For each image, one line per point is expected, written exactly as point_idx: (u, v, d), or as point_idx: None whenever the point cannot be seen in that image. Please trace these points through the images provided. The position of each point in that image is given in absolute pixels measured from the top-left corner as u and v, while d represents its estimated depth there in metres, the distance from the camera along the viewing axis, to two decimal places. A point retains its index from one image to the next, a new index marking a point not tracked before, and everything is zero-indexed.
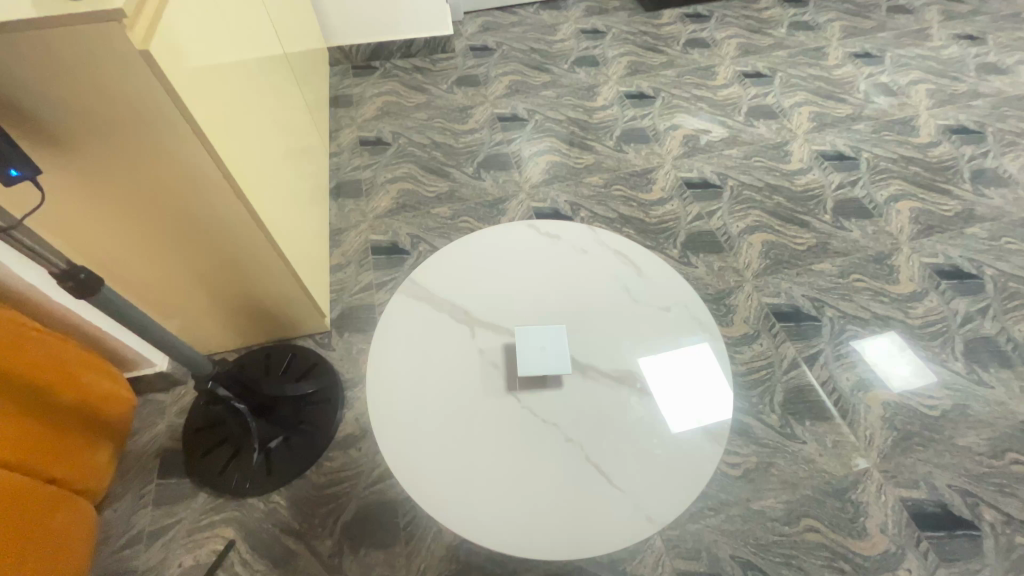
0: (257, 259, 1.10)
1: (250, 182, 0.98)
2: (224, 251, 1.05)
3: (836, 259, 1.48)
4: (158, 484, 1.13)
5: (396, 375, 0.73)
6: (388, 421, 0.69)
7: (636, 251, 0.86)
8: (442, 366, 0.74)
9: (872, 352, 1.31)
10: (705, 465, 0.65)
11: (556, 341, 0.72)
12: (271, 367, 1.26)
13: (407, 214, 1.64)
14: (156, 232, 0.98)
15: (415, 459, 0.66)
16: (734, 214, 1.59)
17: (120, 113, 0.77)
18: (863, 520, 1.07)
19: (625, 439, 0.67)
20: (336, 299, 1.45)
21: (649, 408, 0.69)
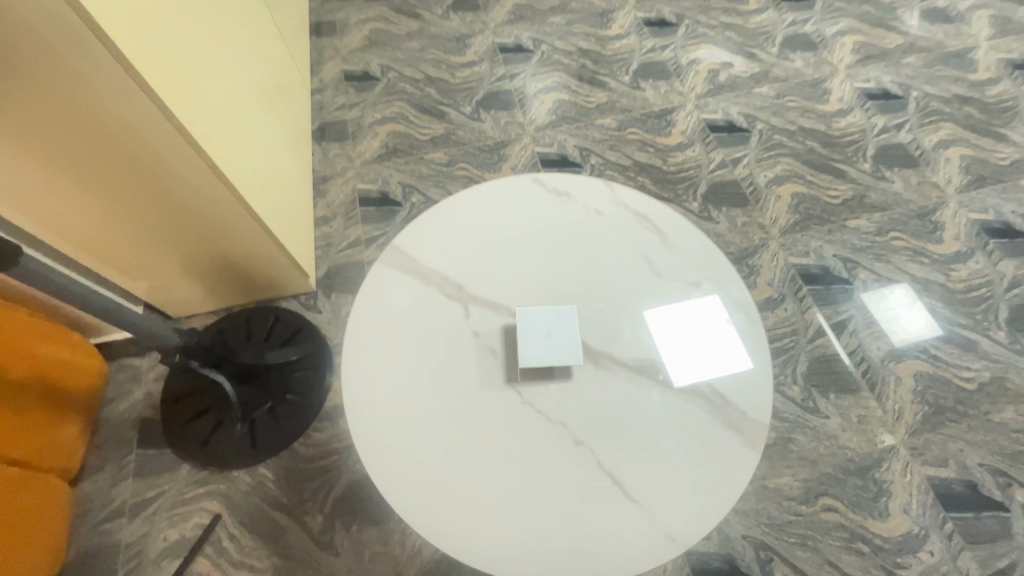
0: (225, 219, 0.97)
1: (207, 127, 0.83)
2: (184, 211, 0.93)
3: (873, 214, 1.33)
4: (138, 456, 1.07)
5: (374, 366, 0.63)
6: (366, 421, 0.60)
7: (660, 213, 0.73)
8: (428, 355, 0.64)
9: (883, 299, 1.22)
10: (740, 474, 0.56)
11: (563, 325, 0.62)
12: (253, 332, 1.17)
13: (398, 160, 1.48)
14: (102, 187, 0.85)
15: (397, 467, 0.58)
16: (762, 162, 1.43)
17: (23, 41, 0.61)
18: (885, 499, 1.01)
19: (645, 444, 0.58)
20: (322, 256, 1.33)
21: (674, 408, 0.60)
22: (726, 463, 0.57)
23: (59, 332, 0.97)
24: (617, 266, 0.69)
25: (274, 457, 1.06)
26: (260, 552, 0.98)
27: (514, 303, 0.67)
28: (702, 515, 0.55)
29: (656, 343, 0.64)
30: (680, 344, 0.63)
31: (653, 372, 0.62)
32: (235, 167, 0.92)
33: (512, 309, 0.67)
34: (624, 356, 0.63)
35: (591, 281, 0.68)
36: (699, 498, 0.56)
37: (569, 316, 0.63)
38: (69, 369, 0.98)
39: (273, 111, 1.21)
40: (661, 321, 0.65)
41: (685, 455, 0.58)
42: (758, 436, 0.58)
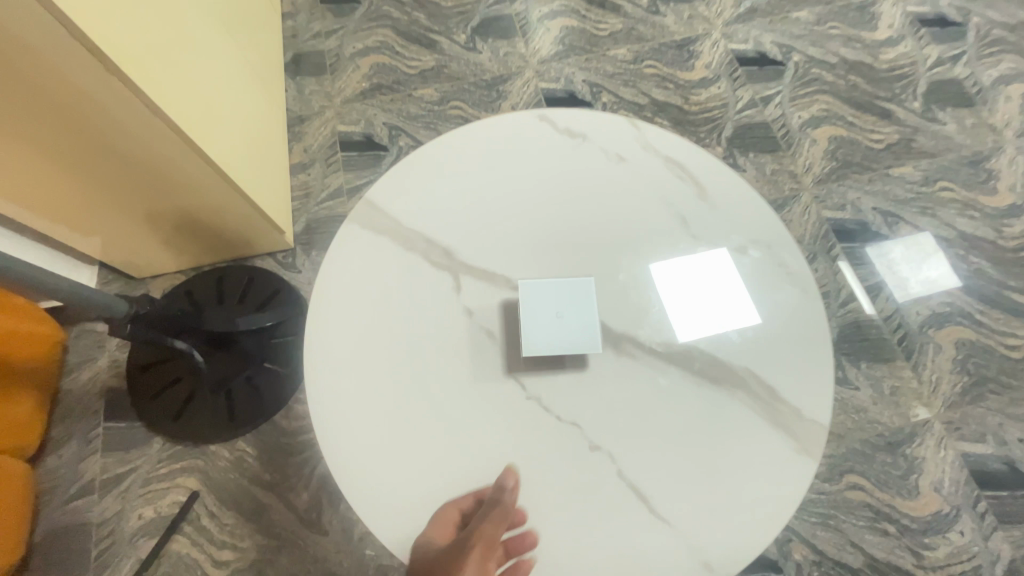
0: (177, 168, 0.84)
1: (134, 49, 0.68)
2: (127, 158, 0.80)
3: (920, 161, 1.18)
4: (106, 429, 0.98)
5: (346, 351, 0.54)
6: (337, 417, 0.52)
7: (696, 168, 0.61)
8: (410, 339, 0.55)
9: (904, 251, 1.10)
10: (791, 481, 0.50)
11: (577, 306, 0.54)
12: (225, 295, 1.05)
13: (383, 97, 1.30)
14: (19, 133, 0.71)
15: (371, 471, 0.51)
16: (797, 101, 1.25)
17: None
18: (916, 477, 0.93)
19: (675, 449, 0.51)
20: (301, 208, 1.19)
21: (708, 408, 0.52)
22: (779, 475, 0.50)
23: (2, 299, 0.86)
24: (638, 231, 0.59)
25: (255, 430, 0.98)
26: (243, 531, 0.91)
27: (514, 271, 0.58)
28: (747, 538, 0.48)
29: (670, 318, 0.55)
30: (692, 299, 0.56)
31: (687, 363, 0.53)
32: (178, 103, 0.77)
33: (513, 280, 0.58)
34: (655, 343, 0.55)
35: (606, 247, 0.58)
36: (742, 515, 0.49)
37: (582, 293, 0.54)
38: (18, 341, 0.88)
39: (236, 40, 1.03)
40: (675, 293, 0.56)
41: (730, 466, 0.50)
42: (816, 442, 0.51)
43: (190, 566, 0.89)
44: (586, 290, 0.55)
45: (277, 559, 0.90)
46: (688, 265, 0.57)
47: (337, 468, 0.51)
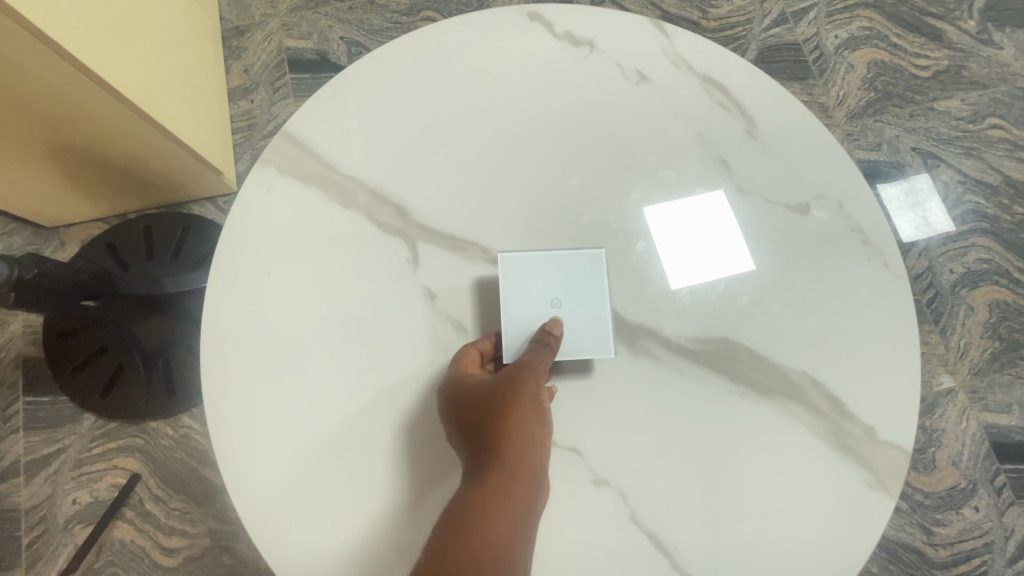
0: (79, 104, 0.67)
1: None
2: (15, 99, 0.62)
3: (970, 92, 1.01)
4: (26, 405, 0.84)
5: (257, 311, 0.46)
6: (232, 380, 0.44)
7: (718, 127, 0.51)
8: (339, 302, 0.46)
9: (932, 195, 0.97)
10: (836, 513, 0.43)
11: (586, 294, 0.46)
12: (156, 248, 0.89)
13: (338, 4, 1.07)
14: None
15: (262, 449, 0.43)
16: (834, 16, 1.06)
17: None
18: (933, 450, 0.86)
19: (698, 477, 0.43)
20: (244, 142, 0.99)
21: (737, 433, 0.45)
22: (833, 510, 0.43)
23: None
24: (627, 192, 0.50)
25: (201, 405, 0.85)
26: (193, 516, 0.82)
27: (473, 226, 0.49)
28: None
29: (663, 261, 0.48)
30: (680, 246, 0.49)
31: (718, 363, 0.46)
32: (50, 6, 0.56)
33: (473, 237, 0.48)
34: (684, 338, 0.47)
35: (586, 202, 0.49)
36: (792, 560, 0.42)
37: (585, 277, 0.47)
38: None
39: None
40: (672, 237, 0.49)
41: (774, 501, 0.43)
42: (890, 471, 0.44)
43: (135, 553, 0.80)
44: (593, 273, 0.47)
45: (232, 545, 0.81)
46: (678, 214, 0.49)
47: (219, 440, 0.43)
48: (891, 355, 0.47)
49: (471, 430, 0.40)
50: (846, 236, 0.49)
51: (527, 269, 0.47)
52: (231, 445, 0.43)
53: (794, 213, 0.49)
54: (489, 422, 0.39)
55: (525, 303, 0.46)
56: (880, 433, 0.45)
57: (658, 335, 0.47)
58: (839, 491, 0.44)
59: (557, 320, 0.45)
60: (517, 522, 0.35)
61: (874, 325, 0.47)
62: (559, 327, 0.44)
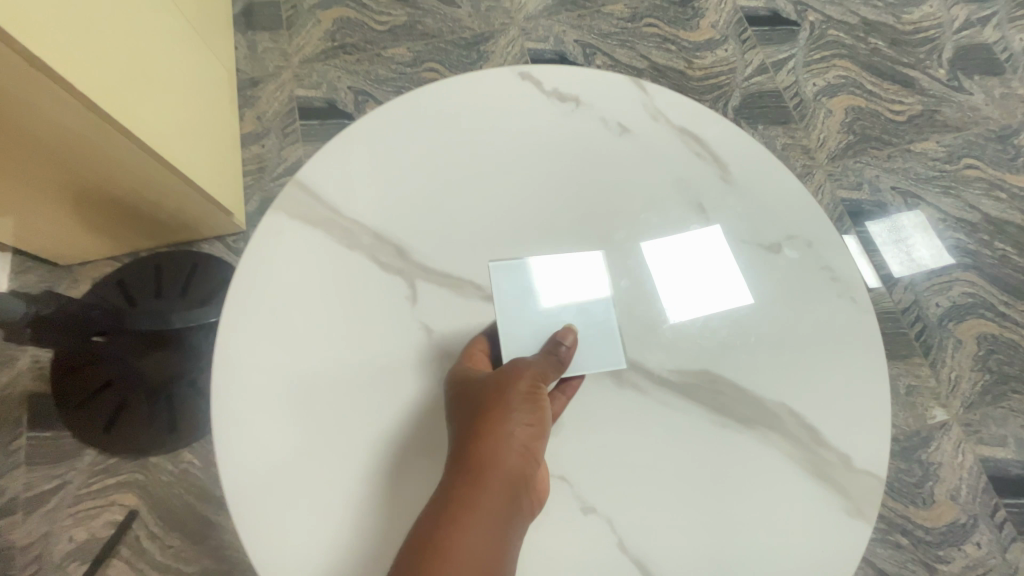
0: (98, 149, 0.72)
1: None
2: (38, 142, 0.67)
3: (944, 134, 1.07)
4: (29, 440, 0.86)
5: (263, 334, 0.48)
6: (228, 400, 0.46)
7: (697, 174, 0.55)
8: (351, 317, 0.49)
9: (918, 230, 1.01)
10: (819, 541, 0.44)
11: (596, 298, 0.50)
12: (164, 285, 0.93)
13: (347, 57, 1.15)
14: None
15: (263, 445, 0.45)
16: (811, 65, 1.13)
17: None
18: (931, 484, 0.86)
19: (681, 505, 0.45)
20: (254, 184, 1.04)
21: (715, 458, 0.46)
22: (815, 539, 0.44)
23: None
24: (614, 234, 0.53)
25: (202, 440, 0.86)
26: (187, 554, 0.81)
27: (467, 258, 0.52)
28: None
29: (658, 294, 0.51)
30: (672, 279, 0.51)
31: (704, 394, 0.48)
32: (74, 59, 0.61)
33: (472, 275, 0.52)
34: (671, 371, 0.49)
35: (574, 242, 0.53)
36: None
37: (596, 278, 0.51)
38: None
39: None
40: (665, 270, 0.52)
41: (757, 530, 0.44)
42: (869, 499, 0.45)
43: None
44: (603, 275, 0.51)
45: None
46: (668, 249, 0.52)
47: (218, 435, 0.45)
48: (870, 388, 0.48)
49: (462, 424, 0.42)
50: (818, 273, 0.52)
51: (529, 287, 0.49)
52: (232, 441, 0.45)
53: (771, 252, 0.52)
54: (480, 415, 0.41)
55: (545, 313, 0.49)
56: (861, 461, 0.46)
57: (643, 369, 0.49)
58: (820, 517, 0.45)
59: (570, 329, 0.47)
60: (491, 533, 0.35)
61: (854, 357, 0.49)
62: (571, 337, 0.46)
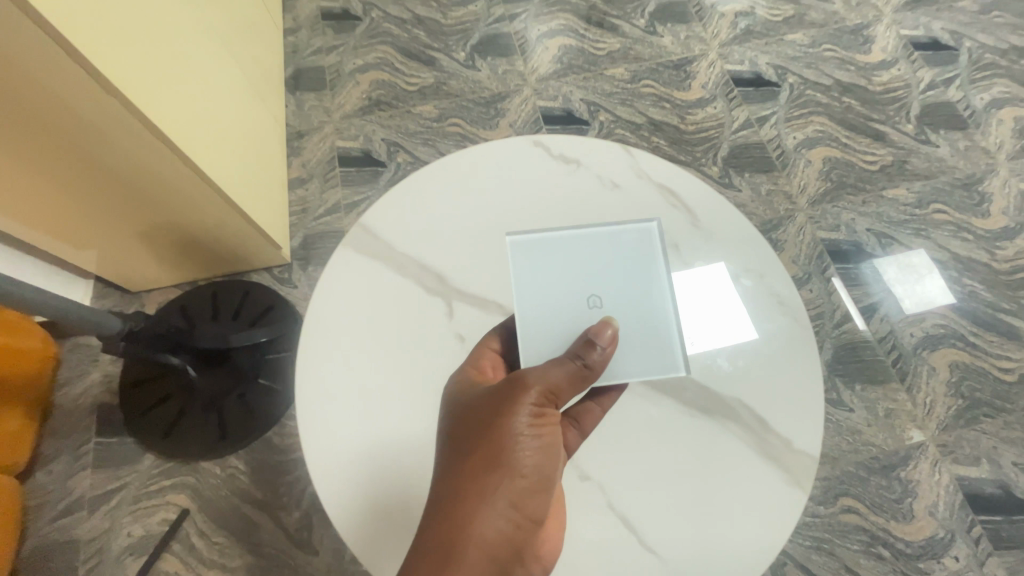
0: (187, 198, 0.87)
1: (150, 87, 0.71)
2: (142, 189, 0.83)
3: (914, 182, 1.19)
4: (97, 445, 0.97)
5: (335, 343, 0.60)
6: (310, 393, 0.58)
7: (673, 220, 0.67)
8: (404, 333, 0.61)
9: (899, 272, 1.11)
10: (775, 507, 0.54)
11: (647, 276, 0.54)
12: (220, 310, 1.05)
13: (381, 113, 1.32)
14: (48, 168, 0.75)
15: (335, 430, 0.57)
16: (791, 121, 1.27)
17: None
18: (910, 501, 0.93)
19: (664, 474, 0.55)
20: (298, 223, 1.19)
21: (695, 437, 0.56)
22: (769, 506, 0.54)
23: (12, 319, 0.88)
24: None
25: (247, 447, 0.97)
26: (232, 550, 0.91)
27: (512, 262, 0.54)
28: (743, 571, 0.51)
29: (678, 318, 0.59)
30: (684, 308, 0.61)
31: (681, 396, 0.58)
32: (181, 129, 0.78)
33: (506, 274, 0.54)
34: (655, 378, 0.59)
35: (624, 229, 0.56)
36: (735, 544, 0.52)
37: (646, 255, 0.54)
38: (17, 357, 0.88)
39: (232, 49, 1.03)
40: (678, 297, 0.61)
41: (723, 495, 0.54)
42: (807, 474, 0.55)
43: None
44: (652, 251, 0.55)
45: None
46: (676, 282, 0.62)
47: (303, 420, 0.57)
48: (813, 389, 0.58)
49: (461, 468, 0.45)
50: (771, 299, 0.62)
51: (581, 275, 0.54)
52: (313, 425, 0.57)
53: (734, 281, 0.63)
54: (481, 467, 0.44)
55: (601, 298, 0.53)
56: (805, 448, 0.56)
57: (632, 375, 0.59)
58: (768, 486, 0.54)
59: (609, 324, 0.49)
60: None
61: (808, 369, 0.59)
62: (608, 331, 0.49)
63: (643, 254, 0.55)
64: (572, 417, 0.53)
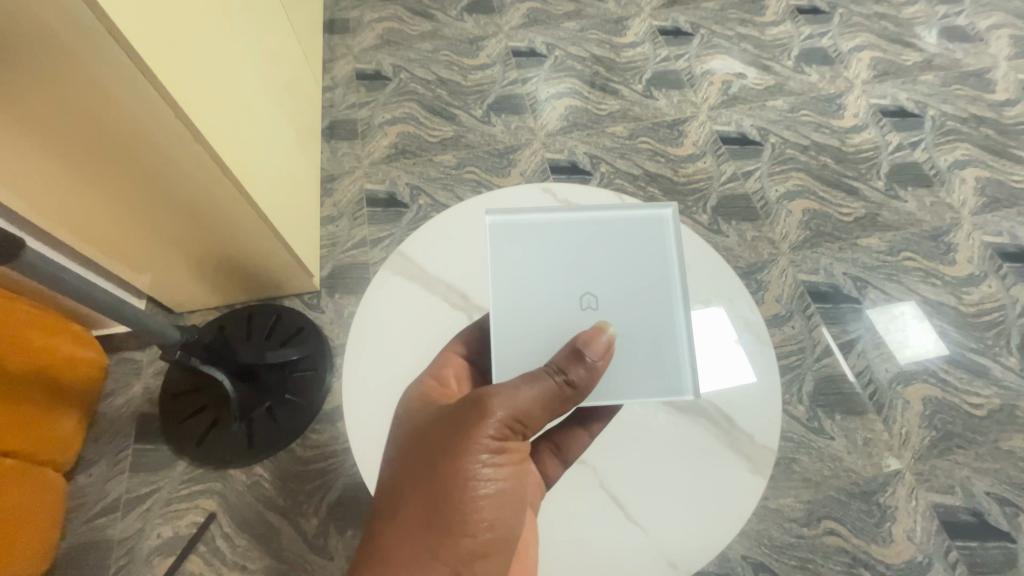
0: (241, 230, 1.00)
1: (228, 140, 0.85)
2: (204, 222, 0.95)
3: (885, 233, 1.31)
4: (135, 451, 1.06)
5: (377, 354, 0.72)
6: (357, 396, 0.69)
7: None
8: (434, 345, 0.73)
9: (889, 322, 1.20)
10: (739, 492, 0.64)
11: (654, 255, 0.57)
12: (254, 332, 1.16)
13: (406, 161, 1.47)
14: (130, 200, 0.87)
15: (377, 426, 0.68)
16: (773, 176, 1.41)
17: (62, 66, 0.64)
18: (889, 525, 0.99)
19: (648, 463, 0.66)
20: (328, 255, 1.32)
21: (677, 430, 0.68)
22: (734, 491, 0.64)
23: (79, 331, 1.00)
24: None
25: (271, 457, 1.05)
26: (254, 553, 0.98)
27: (530, 241, 0.58)
28: (710, 541, 0.62)
29: None
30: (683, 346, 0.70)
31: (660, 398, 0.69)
32: (247, 172, 0.91)
33: (521, 248, 0.57)
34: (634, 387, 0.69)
35: (628, 210, 0.58)
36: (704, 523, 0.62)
37: (658, 241, 0.58)
38: (79, 364, 0.98)
39: (282, 104, 1.18)
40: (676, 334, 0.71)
41: (698, 482, 0.65)
42: (766, 463, 0.65)
43: None
44: (665, 236, 0.58)
45: None
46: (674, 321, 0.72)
47: (351, 418, 0.68)
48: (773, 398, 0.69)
49: (425, 498, 0.49)
50: (739, 321, 0.72)
51: (589, 262, 0.58)
52: (359, 422, 0.68)
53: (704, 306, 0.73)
54: (445, 501, 0.48)
55: (613, 279, 0.57)
56: (764, 443, 0.66)
57: None
58: (735, 476, 0.65)
59: (603, 330, 0.53)
60: None
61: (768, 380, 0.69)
62: (603, 334, 0.52)
63: (648, 229, 0.58)
64: (555, 445, 0.62)
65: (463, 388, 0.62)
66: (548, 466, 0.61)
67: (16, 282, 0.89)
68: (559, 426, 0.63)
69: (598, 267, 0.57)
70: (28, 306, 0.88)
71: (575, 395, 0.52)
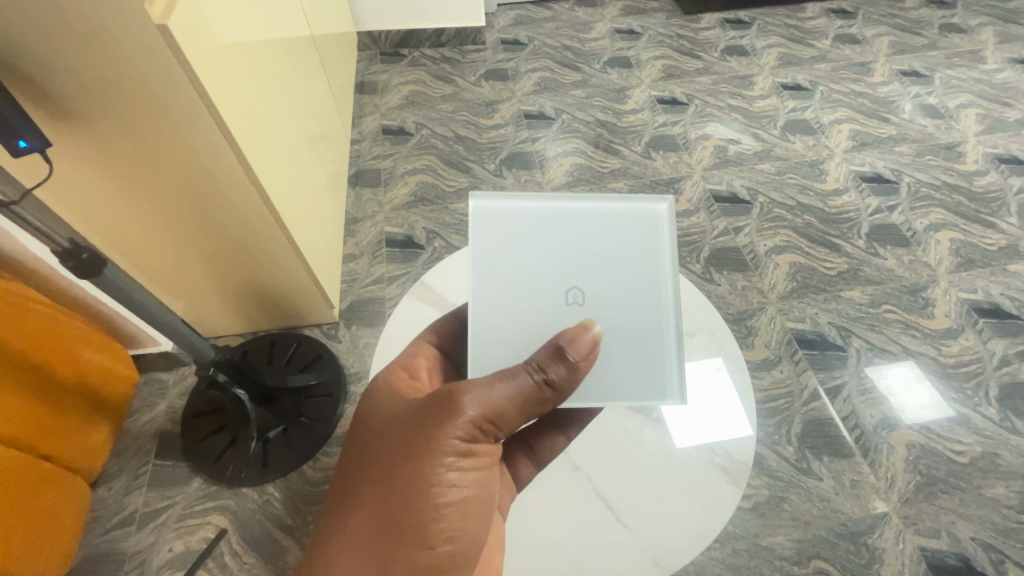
0: (274, 258, 1.09)
1: (273, 179, 0.96)
2: (240, 248, 1.04)
3: (867, 287, 1.41)
4: (154, 467, 1.11)
5: None
6: None
7: None
8: None
9: (888, 379, 1.26)
10: (720, 500, 0.77)
11: (650, 246, 0.66)
12: (275, 357, 1.23)
13: (424, 208, 1.61)
14: (179, 224, 0.96)
15: None
16: (762, 232, 1.52)
17: (148, 112, 0.75)
18: (877, 566, 1.02)
19: (639, 474, 0.78)
20: (347, 289, 1.43)
21: (665, 443, 0.81)
22: (715, 499, 0.77)
23: (117, 348, 1.08)
24: None
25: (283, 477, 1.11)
26: (260, 570, 1.01)
27: (535, 237, 0.66)
28: (691, 540, 0.73)
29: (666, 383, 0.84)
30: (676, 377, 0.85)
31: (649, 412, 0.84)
32: (286, 206, 1.02)
33: (531, 244, 0.66)
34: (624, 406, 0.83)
35: (628, 206, 0.67)
36: (689, 526, 0.75)
37: (653, 231, 0.66)
38: (115, 378, 1.06)
39: (317, 153, 1.33)
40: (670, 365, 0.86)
41: (684, 491, 0.77)
42: (742, 475, 0.79)
43: None
44: (659, 228, 0.66)
45: None
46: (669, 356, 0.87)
47: None
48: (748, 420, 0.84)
49: (401, 483, 0.55)
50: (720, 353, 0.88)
51: (593, 259, 0.66)
52: None
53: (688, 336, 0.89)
54: (419, 487, 0.54)
55: (608, 278, 0.65)
56: (741, 459, 0.80)
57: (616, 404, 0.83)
58: (715, 486, 0.78)
59: (585, 331, 0.58)
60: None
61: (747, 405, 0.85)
62: (587, 334, 0.58)
63: (647, 224, 0.66)
64: (530, 448, 0.70)
65: (433, 378, 0.70)
66: (521, 468, 0.69)
67: (72, 298, 0.99)
68: (539, 433, 0.71)
69: (598, 260, 0.66)
70: (80, 321, 0.97)
71: (547, 397, 0.57)
